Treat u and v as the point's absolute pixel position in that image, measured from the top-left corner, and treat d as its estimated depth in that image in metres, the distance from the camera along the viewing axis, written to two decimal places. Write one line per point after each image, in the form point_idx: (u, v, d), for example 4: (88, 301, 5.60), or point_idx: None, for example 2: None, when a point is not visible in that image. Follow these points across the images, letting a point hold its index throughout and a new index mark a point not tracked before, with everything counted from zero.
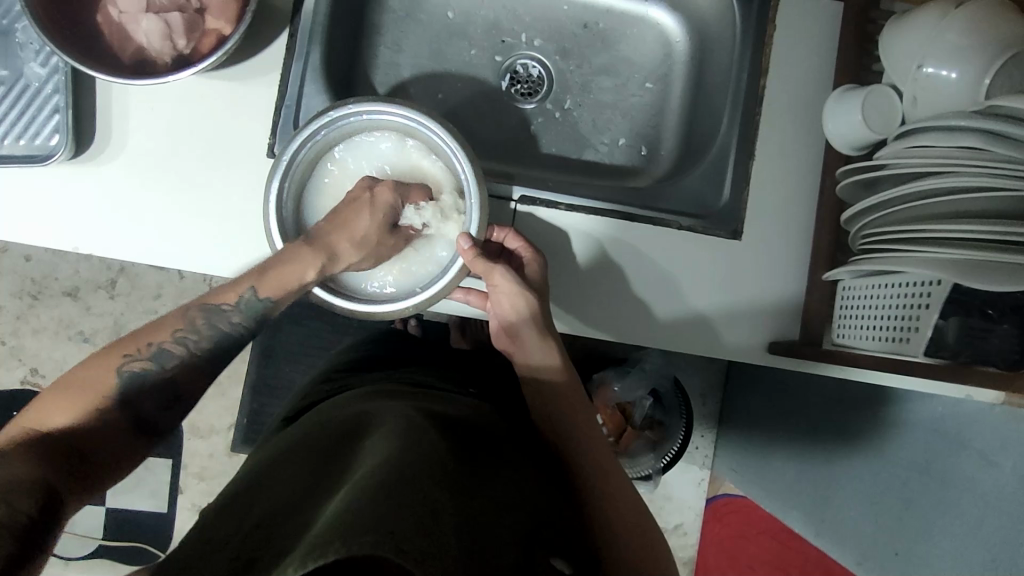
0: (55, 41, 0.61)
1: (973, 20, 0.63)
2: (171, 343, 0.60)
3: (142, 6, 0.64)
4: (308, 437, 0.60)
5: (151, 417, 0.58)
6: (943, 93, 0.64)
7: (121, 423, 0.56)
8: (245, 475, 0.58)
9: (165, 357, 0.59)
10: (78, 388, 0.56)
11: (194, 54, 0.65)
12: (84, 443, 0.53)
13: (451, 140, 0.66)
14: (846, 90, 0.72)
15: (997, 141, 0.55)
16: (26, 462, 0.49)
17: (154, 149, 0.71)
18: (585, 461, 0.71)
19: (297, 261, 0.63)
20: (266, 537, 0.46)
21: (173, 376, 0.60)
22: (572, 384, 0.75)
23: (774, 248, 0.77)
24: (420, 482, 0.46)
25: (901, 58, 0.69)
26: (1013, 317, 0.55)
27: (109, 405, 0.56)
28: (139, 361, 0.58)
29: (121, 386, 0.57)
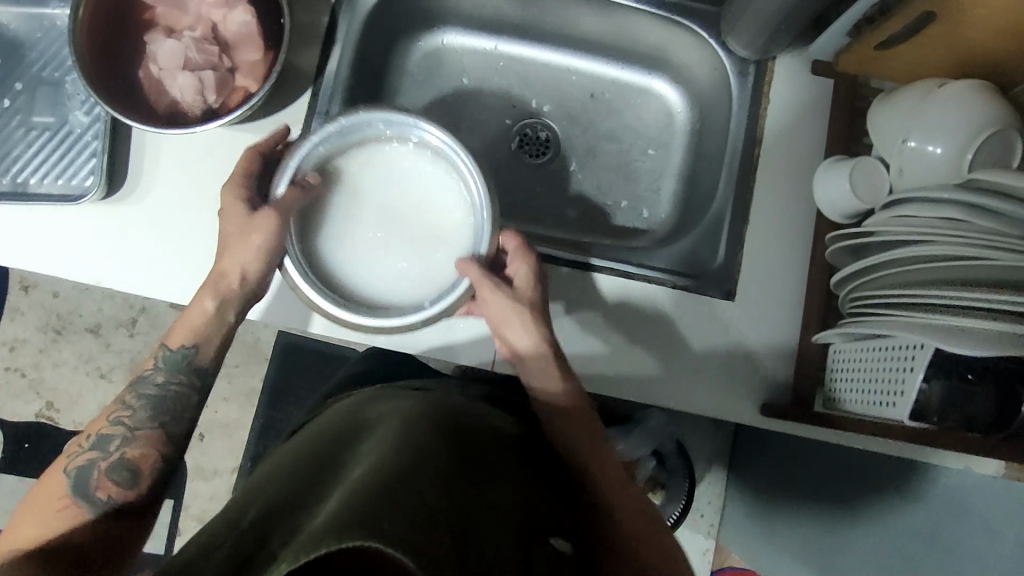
0: (101, 96, 0.66)
1: (954, 98, 0.67)
2: (110, 427, 0.66)
3: (180, 63, 0.69)
4: (309, 448, 0.60)
5: (119, 496, 0.64)
6: (927, 167, 0.67)
7: (94, 513, 0.62)
8: (252, 481, 0.58)
9: (107, 437, 0.65)
10: (41, 507, 0.62)
11: (222, 108, 0.70)
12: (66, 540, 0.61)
13: (466, 154, 0.64)
14: (832, 158, 0.74)
15: (976, 210, 0.58)
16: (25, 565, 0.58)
17: (179, 193, 0.76)
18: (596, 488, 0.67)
19: (196, 303, 0.68)
20: (273, 530, 0.47)
21: (130, 438, 0.65)
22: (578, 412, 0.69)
23: (767, 310, 0.77)
24: (422, 483, 0.46)
25: (887, 132, 0.72)
26: (993, 378, 0.54)
27: (77, 510, 0.62)
28: (87, 455, 0.64)
29: (70, 480, 0.63)
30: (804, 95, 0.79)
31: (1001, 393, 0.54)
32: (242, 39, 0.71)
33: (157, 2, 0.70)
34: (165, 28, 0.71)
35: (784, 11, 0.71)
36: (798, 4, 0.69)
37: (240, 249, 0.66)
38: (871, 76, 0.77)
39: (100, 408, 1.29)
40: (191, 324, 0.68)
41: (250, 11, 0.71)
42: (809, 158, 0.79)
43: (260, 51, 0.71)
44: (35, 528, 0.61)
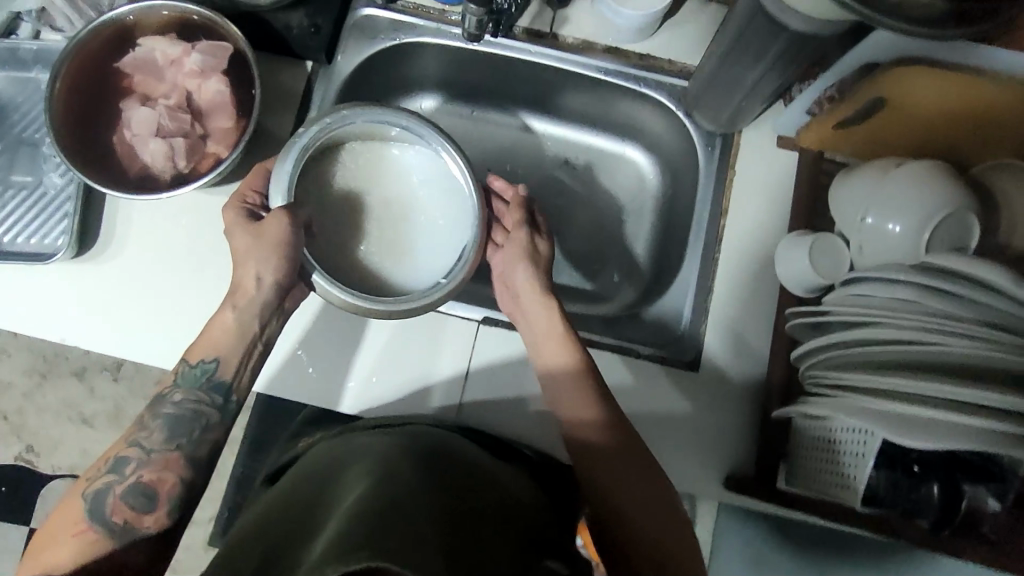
0: (73, 161, 0.68)
1: (911, 178, 0.67)
2: (129, 448, 0.62)
3: (152, 130, 0.71)
4: (295, 488, 0.59)
5: (135, 522, 0.60)
6: (886, 244, 0.67)
7: (113, 539, 0.59)
8: (262, 506, 0.59)
9: (125, 460, 0.62)
10: (58, 534, 0.59)
11: (192, 173, 0.72)
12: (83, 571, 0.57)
13: (423, 125, 0.67)
14: (795, 233, 0.75)
15: (930, 294, 0.58)
16: None
17: (148, 252, 0.76)
18: (634, 513, 0.64)
19: (219, 323, 0.66)
20: (280, 556, 0.48)
21: (147, 459, 0.62)
22: (621, 430, 0.67)
23: (731, 382, 0.76)
24: (415, 512, 0.48)
25: (848, 208, 0.73)
26: (936, 474, 0.55)
27: (93, 538, 0.58)
28: (104, 477, 0.61)
29: (85, 506, 0.59)
30: (769, 168, 0.80)
31: (944, 486, 0.55)
32: (215, 107, 0.73)
33: (135, 70, 0.73)
34: (141, 95, 0.73)
35: (744, 90, 0.72)
36: (756, 84, 0.71)
37: (255, 257, 0.64)
38: (834, 154, 0.78)
39: (80, 453, 1.29)
40: (212, 339, 0.66)
41: (224, 81, 0.73)
42: (774, 230, 0.79)
43: (232, 119, 0.73)
44: (53, 557, 0.57)
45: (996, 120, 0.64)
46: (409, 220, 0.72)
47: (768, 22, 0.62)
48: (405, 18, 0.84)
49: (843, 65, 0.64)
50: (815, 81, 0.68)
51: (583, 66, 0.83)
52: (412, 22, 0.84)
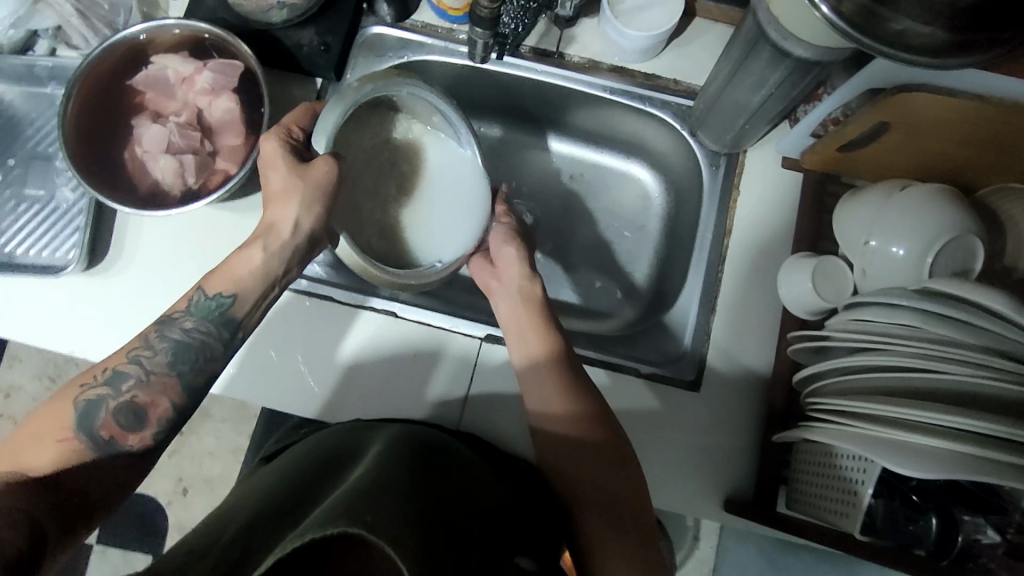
0: (86, 178, 0.69)
1: (916, 201, 0.67)
2: (125, 364, 0.60)
3: (163, 147, 0.72)
4: (290, 465, 0.61)
5: (121, 439, 0.58)
6: (890, 267, 0.67)
7: (96, 453, 0.57)
8: (265, 472, 0.62)
9: (119, 375, 0.60)
10: (40, 438, 0.56)
11: (201, 190, 0.73)
12: (62, 479, 0.55)
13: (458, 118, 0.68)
14: (799, 254, 0.75)
15: (928, 320, 0.59)
16: (14, 497, 0.51)
17: (156, 265, 0.77)
18: (600, 505, 0.63)
19: (243, 257, 0.65)
20: (268, 520, 0.51)
21: (142, 378, 0.60)
22: (592, 427, 0.66)
23: (732, 403, 0.76)
24: (392, 485, 0.50)
25: (851, 231, 0.72)
26: (935, 508, 0.58)
27: (77, 449, 0.56)
28: (96, 388, 0.59)
29: (73, 415, 0.57)
30: (771, 188, 0.81)
31: (943, 521, 0.58)
32: (225, 125, 0.74)
33: (147, 88, 0.74)
34: (152, 112, 0.74)
35: (747, 114, 0.72)
36: (761, 108, 0.71)
37: (297, 202, 0.64)
38: (839, 175, 0.78)
39: None
40: (234, 273, 0.64)
41: (234, 99, 0.74)
42: (777, 250, 0.79)
43: (241, 136, 0.74)
44: (32, 460, 0.55)
45: (999, 148, 0.64)
46: (445, 211, 0.74)
47: (769, 45, 0.62)
48: (413, 36, 0.85)
49: (849, 88, 0.63)
50: (823, 101, 0.68)
51: (589, 85, 0.84)
52: (420, 40, 0.85)
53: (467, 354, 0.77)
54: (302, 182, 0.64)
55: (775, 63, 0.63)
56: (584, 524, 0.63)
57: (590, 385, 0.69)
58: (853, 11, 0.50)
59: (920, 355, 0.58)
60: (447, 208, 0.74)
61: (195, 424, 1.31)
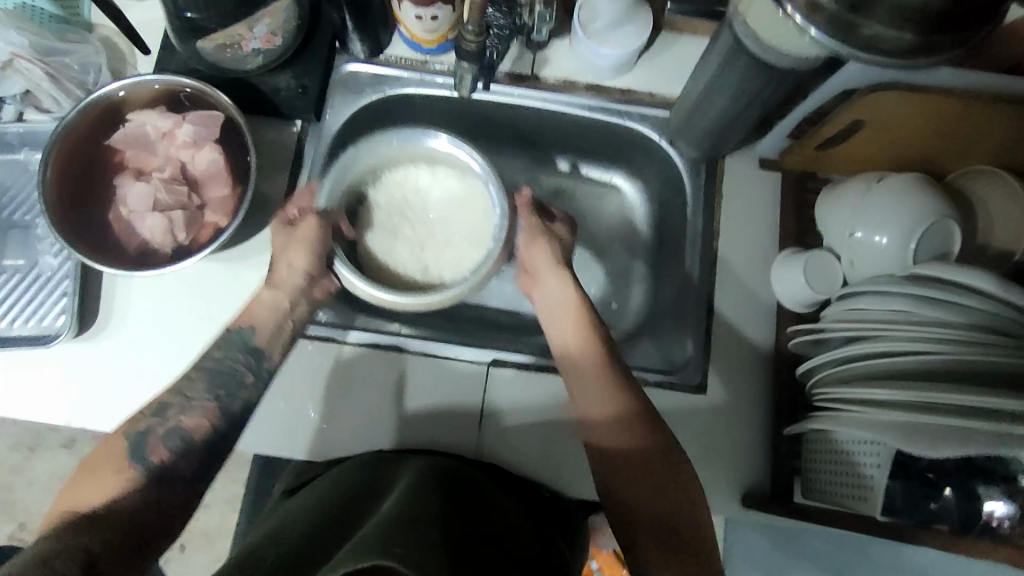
0: (75, 245, 0.68)
1: (894, 191, 0.70)
2: (165, 397, 0.62)
3: (150, 205, 0.71)
4: (320, 496, 0.60)
5: (173, 470, 0.58)
6: (877, 255, 0.70)
7: (148, 488, 0.57)
8: (286, 508, 0.61)
9: (162, 406, 0.61)
10: (90, 477, 0.56)
11: (193, 245, 0.72)
12: (113, 513, 0.53)
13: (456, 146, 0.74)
14: (791, 252, 0.78)
15: (920, 307, 0.61)
16: (70, 532, 0.50)
17: (150, 323, 0.75)
18: (653, 514, 0.61)
19: (258, 304, 0.69)
20: (291, 551, 0.49)
21: (180, 410, 0.61)
22: (639, 428, 0.64)
23: (739, 401, 0.78)
24: (417, 517, 0.50)
25: (836, 225, 0.75)
26: (956, 482, 0.57)
27: (133, 485, 0.56)
28: (143, 421, 0.60)
29: (125, 452, 0.58)
30: (752, 189, 0.83)
31: (965, 501, 0.57)
32: (211, 176, 0.74)
33: (126, 146, 0.73)
34: (134, 170, 0.73)
35: (726, 120, 0.75)
36: (739, 116, 0.73)
37: (295, 252, 0.70)
38: (818, 171, 0.81)
39: None
40: (250, 316, 0.68)
41: (218, 150, 0.74)
42: (764, 250, 0.82)
43: (228, 187, 0.73)
44: (88, 495, 0.55)
45: (962, 133, 0.68)
46: (463, 239, 0.79)
47: (745, 55, 0.64)
48: (388, 71, 0.85)
49: (824, 91, 0.67)
50: (799, 104, 0.71)
51: (567, 104, 0.86)
52: (396, 74, 0.85)
53: (473, 382, 0.77)
54: (302, 238, 0.70)
55: (751, 73, 0.66)
56: (637, 534, 0.60)
57: (637, 386, 0.68)
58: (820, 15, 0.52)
59: (918, 342, 0.61)
60: (456, 251, 0.79)
61: None
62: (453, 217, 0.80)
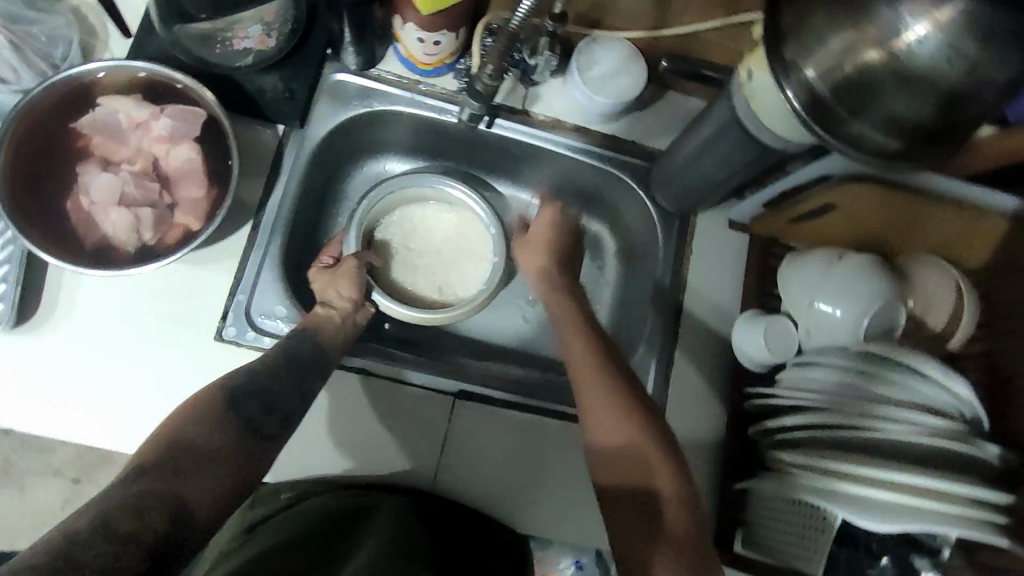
0: (27, 234, 0.63)
1: (854, 269, 0.75)
2: (254, 365, 0.61)
3: (116, 198, 0.67)
4: (297, 536, 0.60)
5: (259, 431, 0.56)
6: (833, 326, 0.75)
7: (236, 437, 0.55)
8: (262, 541, 0.61)
9: (253, 374, 0.60)
10: (186, 414, 0.55)
11: (158, 245, 0.68)
12: (194, 452, 0.52)
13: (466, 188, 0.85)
14: (750, 314, 0.82)
15: (869, 381, 0.67)
16: (156, 476, 0.48)
17: (99, 321, 0.71)
18: (628, 480, 0.62)
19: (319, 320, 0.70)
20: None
21: (259, 378, 0.60)
22: (648, 426, 0.64)
23: (690, 450, 0.81)
24: None
25: (796, 292, 0.80)
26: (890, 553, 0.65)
27: (218, 429, 0.54)
28: (233, 379, 0.58)
29: (219, 398, 0.56)
30: (721, 249, 0.87)
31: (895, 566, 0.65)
32: (185, 175, 0.70)
33: (94, 131, 0.68)
34: (101, 158, 0.69)
35: (710, 184, 0.78)
36: (720, 181, 0.77)
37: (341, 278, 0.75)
38: (782, 240, 0.86)
39: None
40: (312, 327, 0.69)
41: (196, 148, 0.70)
42: (726, 307, 0.86)
43: (203, 188, 0.69)
44: (178, 431, 0.53)
45: (914, 224, 0.74)
46: (467, 268, 0.88)
47: (738, 129, 0.68)
48: (378, 86, 0.82)
49: (805, 173, 0.71)
50: (779, 179, 0.75)
51: (555, 143, 0.87)
52: (385, 90, 0.83)
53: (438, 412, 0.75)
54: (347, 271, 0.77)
55: (742, 145, 0.69)
56: (618, 513, 0.61)
57: (624, 366, 0.71)
58: (814, 106, 0.55)
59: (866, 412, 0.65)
60: (461, 278, 0.88)
61: (94, 471, 1.13)
62: (457, 250, 0.89)
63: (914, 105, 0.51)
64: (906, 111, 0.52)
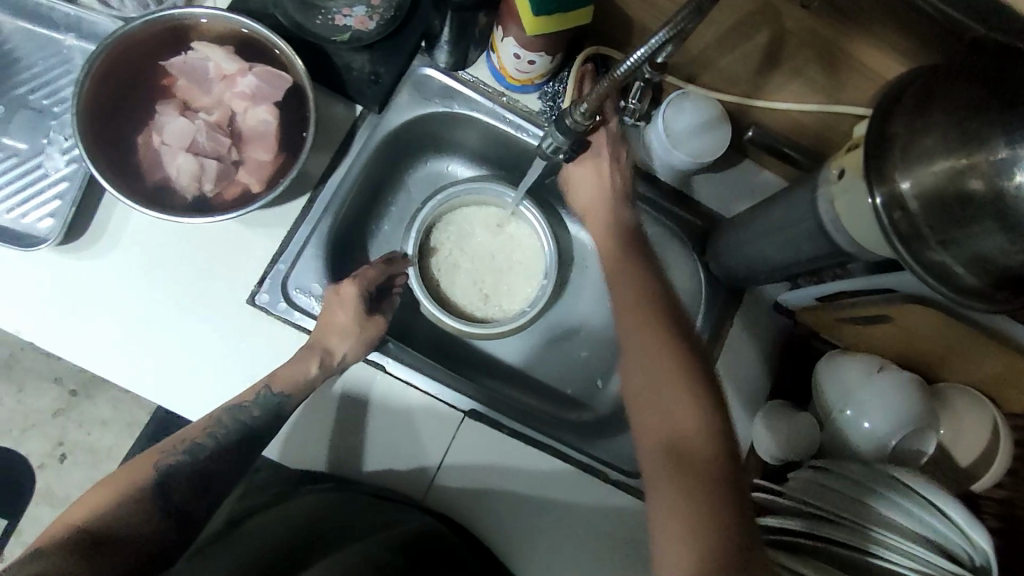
0: (95, 160, 0.63)
1: (892, 388, 0.74)
2: (200, 437, 0.64)
3: (185, 144, 0.67)
4: (281, 526, 0.60)
5: (186, 505, 0.60)
6: (858, 437, 0.75)
7: (156, 514, 0.58)
8: (253, 527, 0.61)
9: (194, 448, 0.63)
10: (109, 490, 0.58)
11: (215, 199, 0.68)
12: (111, 532, 0.55)
13: (525, 205, 0.87)
14: (773, 408, 0.79)
15: (883, 502, 0.66)
16: (66, 551, 0.51)
17: (139, 256, 0.71)
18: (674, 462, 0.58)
19: (297, 366, 0.68)
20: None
21: (192, 463, 0.62)
22: (705, 405, 0.60)
23: None
24: None
25: (827, 394, 0.78)
26: None
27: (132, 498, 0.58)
28: (169, 457, 0.62)
29: (150, 476, 0.60)
30: (761, 329, 0.85)
31: None
32: (257, 136, 0.70)
33: (181, 73, 0.69)
34: (180, 101, 0.69)
35: (767, 265, 0.76)
36: (779, 266, 0.75)
37: (349, 338, 0.70)
38: (826, 336, 0.84)
39: None
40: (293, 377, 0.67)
41: (273, 112, 0.70)
42: (755, 389, 0.84)
43: (271, 153, 0.69)
44: (98, 506, 0.56)
45: (969, 356, 0.72)
46: (519, 282, 0.89)
47: (814, 223, 0.66)
48: (462, 88, 0.82)
49: (868, 281, 0.69)
50: (838, 280, 0.73)
51: None
52: (470, 96, 0.82)
53: (443, 424, 0.74)
54: (357, 326, 0.71)
55: (812, 239, 0.67)
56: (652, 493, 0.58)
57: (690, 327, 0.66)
58: (903, 227, 0.53)
59: (864, 528, 0.65)
60: (514, 289, 0.89)
61: (93, 388, 1.16)
62: (510, 261, 0.90)
63: (1010, 251, 0.49)
64: (999, 254, 0.50)
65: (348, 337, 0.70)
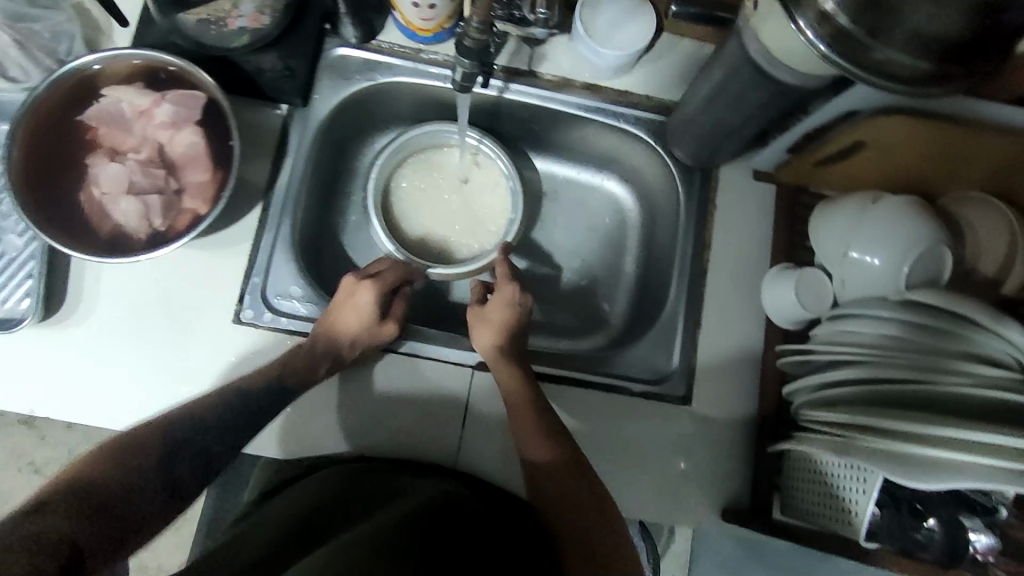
0: (42, 226, 0.64)
1: (891, 215, 0.69)
2: (203, 412, 0.61)
3: (124, 187, 0.68)
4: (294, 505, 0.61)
5: (186, 480, 0.56)
6: (868, 276, 0.68)
7: (158, 481, 0.54)
8: (268, 512, 0.62)
9: (199, 422, 0.60)
10: (105, 449, 0.54)
11: (169, 231, 0.69)
12: (109, 496, 0.50)
13: (476, 134, 0.84)
14: (780, 274, 0.77)
15: (901, 328, 0.61)
16: (56, 520, 0.46)
17: (120, 309, 0.72)
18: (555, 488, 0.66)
19: (309, 359, 0.68)
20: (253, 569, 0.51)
21: (197, 436, 0.59)
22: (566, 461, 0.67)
23: (721, 414, 0.78)
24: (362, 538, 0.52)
25: (829, 242, 0.74)
26: (940, 513, 0.58)
27: (145, 457, 0.54)
28: (177, 423, 0.58)
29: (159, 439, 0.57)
30: (747, 202, 0.83)
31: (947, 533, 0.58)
32: (190, 160, 0.70)
33: (100, 122, 0.69)
34: (108, 149, 0.70)
35: (727, 133, 0.74)
36: (736, 128, 0.72)
37: (362, 335, 0.70)
38: (813, 186, 0.81)
39: None
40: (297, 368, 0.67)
41: (199, 133, 0.70)
42: (756, 263, 0.82)
43: (208, 172, 0.69)
44: (100, 464, 0.52)
45: (961, 161, 0.69)
46: (491, 212, 0.88)
47: (753, 69, 0.63)
48: (378, 58, 0.81)
49: (829, 108, 0.66)
50: (803, 120, 0.70)
51: (564, 104, 0.84)
52: (388, 62, 0.81)
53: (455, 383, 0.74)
54: (371, 322, 0.71)
55: (757, 85, 0.64)
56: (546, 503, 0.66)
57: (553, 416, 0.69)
58: (831, 33, 0.50)
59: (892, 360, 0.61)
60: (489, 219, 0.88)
61: None
62: (479, 194, 0.88)
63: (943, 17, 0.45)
64: (933, 23, 0.46)
65: (364, 329, 0.70)
